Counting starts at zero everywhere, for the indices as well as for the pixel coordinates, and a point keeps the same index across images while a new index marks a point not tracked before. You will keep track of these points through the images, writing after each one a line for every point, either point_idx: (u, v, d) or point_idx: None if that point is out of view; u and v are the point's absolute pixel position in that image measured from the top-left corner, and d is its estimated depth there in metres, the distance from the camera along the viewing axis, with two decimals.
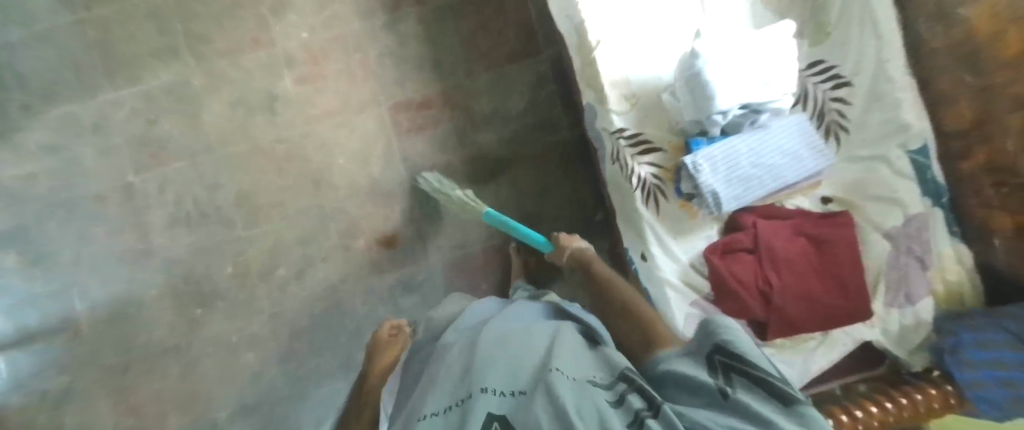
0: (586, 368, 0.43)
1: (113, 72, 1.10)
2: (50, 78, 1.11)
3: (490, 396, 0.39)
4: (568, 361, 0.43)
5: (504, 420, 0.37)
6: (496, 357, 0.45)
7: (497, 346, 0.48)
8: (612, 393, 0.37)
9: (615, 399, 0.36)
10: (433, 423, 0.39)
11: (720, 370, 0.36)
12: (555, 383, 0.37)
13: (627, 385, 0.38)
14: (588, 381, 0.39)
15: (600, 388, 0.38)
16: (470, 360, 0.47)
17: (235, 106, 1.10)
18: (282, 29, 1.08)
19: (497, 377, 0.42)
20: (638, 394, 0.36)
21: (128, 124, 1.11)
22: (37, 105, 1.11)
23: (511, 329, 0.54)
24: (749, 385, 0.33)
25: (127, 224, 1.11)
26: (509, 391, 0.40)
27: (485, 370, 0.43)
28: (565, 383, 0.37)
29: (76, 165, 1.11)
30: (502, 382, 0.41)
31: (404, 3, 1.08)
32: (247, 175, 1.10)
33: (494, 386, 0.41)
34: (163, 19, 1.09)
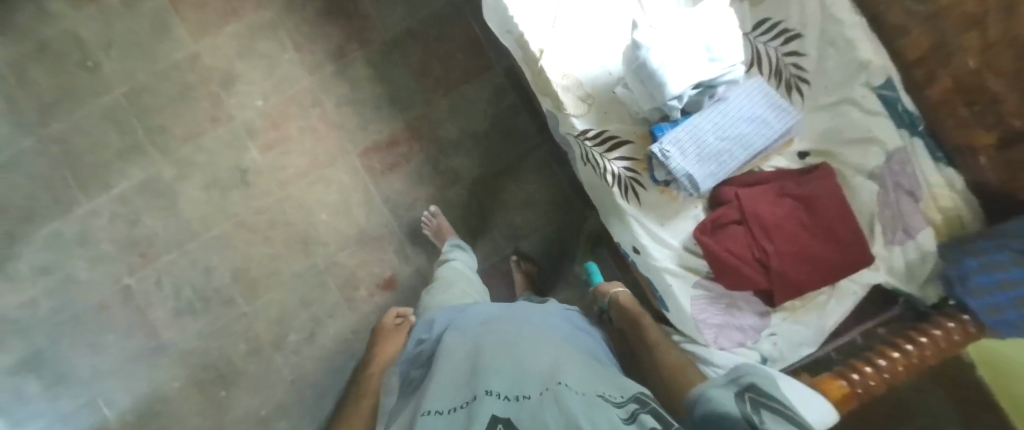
0: (593, 382, 0.45)
1: (84, 182, 1.10)
2: (25, 202, 1.10)
3: (496, 398, 0.39)
4: (572, 375, 0.44)
5: (508, 422, 0.36)
6: (500, 364, 0.45)
7: (501, 350, 0.48)
8: (625, 411, 0.40)
9: (627, 416, 0.39)
10: (437, 420, 0.38)
11: (749, 402, 0.43)
12: (564, 395, 0.38)
13: (640, 405, 0.41)
14: (595, 395, 0.41)
15: (606, 402, 0.40)
16: (475, 362, 0.47)
17: (210, 188, 1.09)
18: (236, 101, 1.08)
19: (501, 381, 0.42)
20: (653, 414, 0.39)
21: (113, 230, 1.11)
22: (19, 231, 1.10)
23: (516, 332, 0.54)
24: (773, 414, 0.41)
25: (133, 325, 1.11)
26: (513, 395, 0.40)
27: (491, 373, 0.43)
28: (573, 397, 0.38)
29: (70, 280, 1.11)
30: (506, 385, 0.41)
31: (349, 48, 1.07)
32: (237, 251, 1.10)
33: (498, 389, 0.41)
34: (122, 120, 1.09)
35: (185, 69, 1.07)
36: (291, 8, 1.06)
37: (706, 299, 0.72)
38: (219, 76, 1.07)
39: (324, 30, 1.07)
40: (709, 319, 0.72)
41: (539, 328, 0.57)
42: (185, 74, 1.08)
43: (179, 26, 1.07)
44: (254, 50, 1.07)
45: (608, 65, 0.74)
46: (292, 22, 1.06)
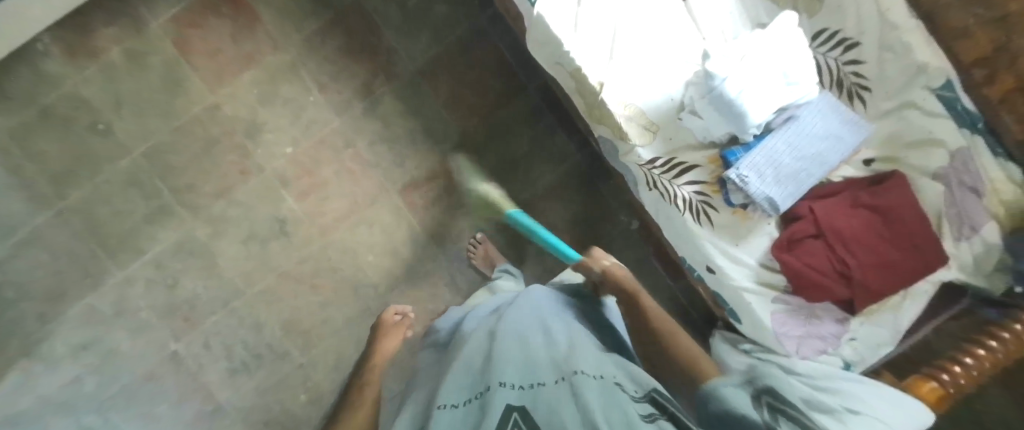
0: (605, 367, 0.47)
1: (115, 251, 1.03)
2: (52, 281, 1.02)
3: (511, 389, 0.43)
4: (585, 359, 0.47)
5: (522, 409, 0.41)
6: (517, 354, 0.50)
7: (518, 342, 0.52)
8: (640, 407, 0.41)
9: (645, 414, 0.40)
10: (455, 412, 0.44)
11: (764, 408, 0.43)
12: (574, 383, 0.42)
13: (661, 410, 0.42)
14: (609, 382, 0.44)
15: (622, 392, 0.42)
16: (490, 351, 0.52)
17: (249, 242, 1.05)
18: (265, 151, 1.04)
19: (515, 371, 0.46)
20: (675, 421, 0.40)
21: (150, 296, 1.05)
22: (51, 310, 1.02)
23: (527, 318, 0.58)
24: (792, 428, 0.41)
25: (187, 389, 1.08)
26: (528, 384, 0.44)
27: (508, 364, 0.48)
28: (587, 386, 0.41)
29: (115, 354, 1.05)
30: (520, 375, 0.46)
31: (375, 84, 1.05)
32: (285, 303, 1.07)
33: (512, 380, 0.45)
34: (144, 182, 1.02)
35: (205, 122, 1.02)
36: (312, 48, 1.03)
37: (785, 311, 0.74)
38: (243, 126, 1.03)
39: (348, 69, 1.04)
40: (790, 331, 0.74)
41: (546, 310, 0.61)
42: (206, 127, 1.02)
43: (193, 77, 1.01)
44: (277, 95, 1.03)
45: (669, 91, 0.74)
46: (314, 63, 1.03)
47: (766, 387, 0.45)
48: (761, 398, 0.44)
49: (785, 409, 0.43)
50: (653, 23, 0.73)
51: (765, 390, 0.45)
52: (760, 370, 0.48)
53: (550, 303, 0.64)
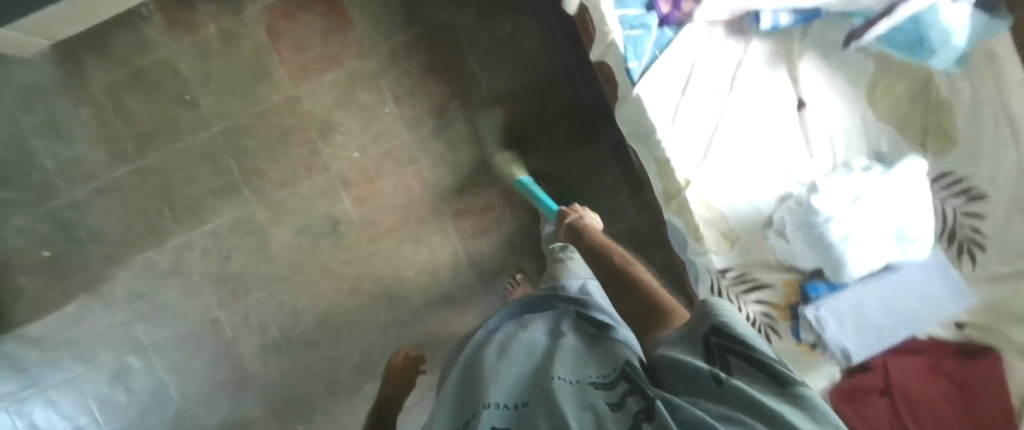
0: (585, 369, 0.38)
1: (179, 215, 1.08)
2: (119, 231, 1.08)
3: (499, 411, 0.35)
4: (568, 367, 0.38)
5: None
6: (502, 368, 0.42)
7: (501, 356, 0.44)
8: (613, 394, 0.31)
9: (614, 401, 0.30)
10: None
11: (717, 357, 0.28)
12: (551, 394, 0.33)
13: (627, 383, 0.32)
14: (584, 382, 0.35)
15: (596, 389, 0.33)
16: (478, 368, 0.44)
17: (301, 234, 1.08)
18: (332, 151, 1.05)
19: (501, 389, 0.38)
20: (639, 395, 0.29)
21: (203, 264, 1.10)
22: (114, 257, 1.09)
23: (514, 334, 0.50)
24: (750, 377, 0.26)
25: (220, 355, 1.13)
26: (511, 402, 0.36)
27: (489, 382, 0.39)
28: (564, 392, 0.33)
29: (163, 308, 1.11)
30: (505, 392, 0.37)
31: (451, 106, 1.04)
32: (324, 298, 1.10)
33: (498, 399, 0.37)
34: (217, 157, 1.05)
35: (282, 112, 1.04)
36: (396, 60, 1.02)
37: None
38: (317, 123, 1.04)
39: (428, 86, 1.03)
40: None
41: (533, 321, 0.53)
42: (282, 116, 1.04)
43: (279, 67, 1.02)
44: (354, 100, 1.03)
45: (756, 199, 0.69)
46: (395, 75, 1.03)
47: (715, 324, 0.29)
48: (711, 341, 0.29)
49: (744, 347, 0.27)
50: (759, 125, 0.68)
51: (717, 331, 0.29)
52: (701, 301, 0.31)
53: (537, 321, 0.55)
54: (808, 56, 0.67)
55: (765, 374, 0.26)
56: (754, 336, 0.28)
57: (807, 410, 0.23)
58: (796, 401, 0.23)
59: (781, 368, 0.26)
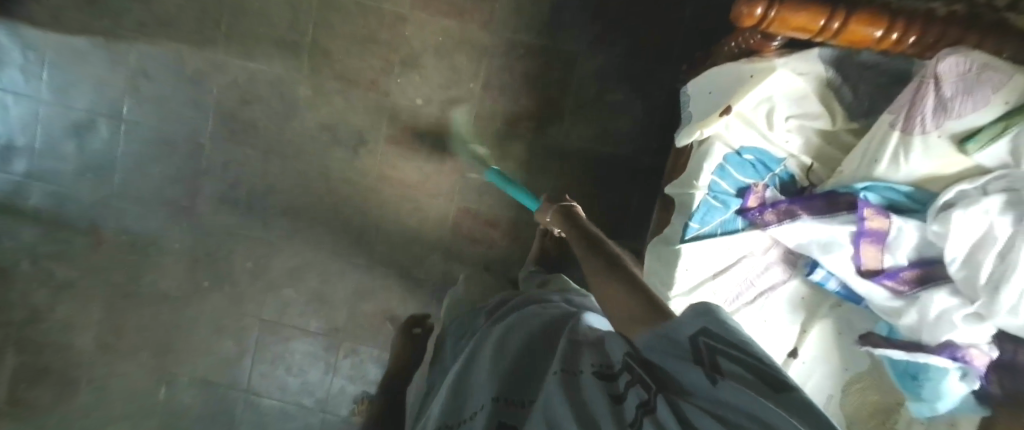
0: (591, 354, 0.34)
1: (232, 37, 1.06)
2: (170, 10, 1.05)
3: (501, 406, 0.35)
4: (570, 355, 0.35)
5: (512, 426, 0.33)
6: (501, 354, 0.41)
7: (501, 339, 0.43)
8: (615, 384, 0.28)
9: (617, 393, 0.27)
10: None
11: (704, 359, 0.24)
12: (549, 391, 0.31)
13: (631, 374, 0.28)
14: (578, 368, 0.32)
15: (594, 379, 0.30)
16: (483, 350, 0.44)
17: (325, 130, 1.08)
18: (402, 84, 1.06)
19: (504, 381, 0.38)
20: (643, 386, 0.26)
21: (223, 92, 1.08)
22: (149, 28, 1.05)
23: (513, 317, 0.49)
24: (745, 375, 0.22)
25: (181, 176, 1.10)
26: (513, 396, 0.35)
27: (486, 371, 0.39)
28: (562, 387, 0.30)
29: (161, 101, 1.08)
30: (509, 385, 0.37)
31: (523, 122, 1.06)
32: (303, 196, 1.10)
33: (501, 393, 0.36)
34: (300, 14, 1.04)
35: (385, 21, 1.03)
36: (509, 52, 1.03)
37: None
38: (405, 52, 1.04)
39: (518, 92, 1.04)
40: None
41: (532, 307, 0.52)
42: (382, 25, 1.04)
43: None
44: (450, 57, 1.04)
45: None
46: (499, 63, 1.03)
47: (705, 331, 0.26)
48: (699, 341, 0.25)
49: (732, 346, 0.24)
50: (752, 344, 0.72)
51: (705, 336, 0.26)
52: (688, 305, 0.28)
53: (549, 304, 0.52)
54: (825, 324, 0.71)
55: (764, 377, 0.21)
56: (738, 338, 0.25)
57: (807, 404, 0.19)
58: (797, 399, 0.20)
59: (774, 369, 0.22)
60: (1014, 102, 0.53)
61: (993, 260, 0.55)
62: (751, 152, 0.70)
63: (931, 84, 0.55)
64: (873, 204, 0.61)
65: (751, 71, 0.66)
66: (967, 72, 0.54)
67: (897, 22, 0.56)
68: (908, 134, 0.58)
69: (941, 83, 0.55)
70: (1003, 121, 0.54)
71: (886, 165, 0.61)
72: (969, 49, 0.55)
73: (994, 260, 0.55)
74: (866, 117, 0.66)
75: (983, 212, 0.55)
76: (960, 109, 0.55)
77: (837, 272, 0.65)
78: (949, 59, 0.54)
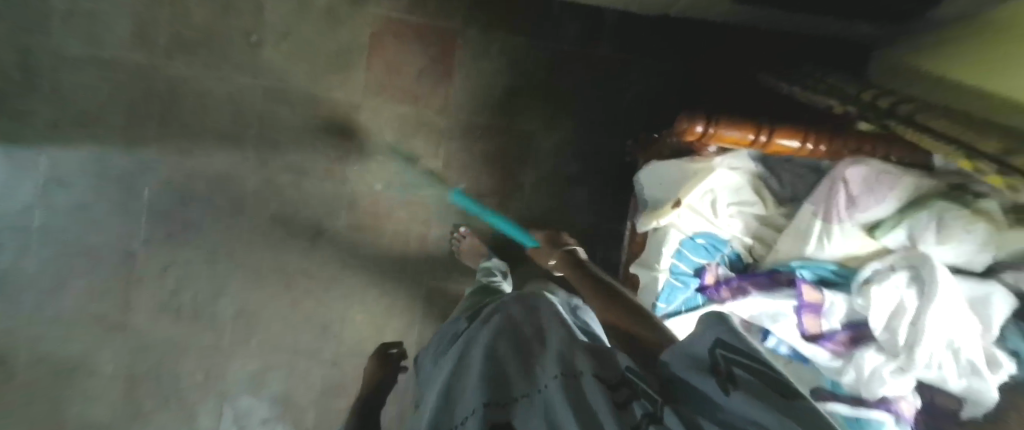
0: (579, 361, 0.40)
1: (165, 133, 0.99)
2: (89, 110, 0.96)
3: (492, 409, 0.40)
4: (557, 361, 0.41)
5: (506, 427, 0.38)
6: (497, 363, 0.46)
7: (489, 343, 0.49)
8: (613, 395, 0.34)
9: (618, 402, 0.33)
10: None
11: (720, 369, 0.32)
12: (548, 395, 0.37)
13: (632, 389, 0.35)
14: (579, 373, 0.38)
15: (593, 383, 0.36)
16: (479, 352, 0.49)
17: (279, 224, 1.04)
18: (359, 171, 1.05)
19: (499, 385, 0.43)
20: (647, 397, 0.33)
21: (158, 194, 1.00)
22: (64, 130, 0.96)
23: (501, 317, 0.55)
24: (751, 382, 0.29)
25: (110, 290, 1.00)
26: (502, 398, 0.41)
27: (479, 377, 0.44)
28: (557, 393, 0.37)
29: (81, 210, 0.98)
30: (506, 388, 0.42)
31: (486, 199, 1.09)
32: (259, 294, 1.05)
33: (495, 396, 0.42)
34: (243, 107, 1.00)
35: (338, 110, 1.03)
36: (466, 134, 1.07)
37: None
38: (361, 139, 1.04)
39: (478, 171, 1.08)
40: None
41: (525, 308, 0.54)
42: (334, 114, 1.03)
43: (360, 71, 1.02)
44: (408, 141, 1.05)
45: None
46: (458, 146, 1.07)
47: (719, 341, 0.34)
48: (717, 352, 0.33)
49: (742, 354, 0.32)
50: None
51: (721, 345, 0.33)
52: (703, 318, 0.36)
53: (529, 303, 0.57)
54: None
55: (765, 382, 0.28)
56: (748, 346, 0.32)
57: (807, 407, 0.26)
58: (797, 401, 0.26)
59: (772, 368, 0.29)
60: (906, 198, 0.65)
61: (906, 326, 0.67)
62: (702, 236, 0.78)
63: (842, 185, 0.67)
64: (808, 280, 0.72)
65: (694, 169, 0.76)
66: (869, 175, 0.66)
67: (811, 135, 0.66)
68: (829, 223, 0.69)
69: (849, 185, 0.66)
70: (898, 214, 0.66)
71: (813, 248, 0.71)
72: (867, 158, 0.66)
73: (908, 326, 0.67)
74: (792, 203, 0.78)
75: (894, 287, 0.67)
76: (867, 203, 0.66)
77: (786, 339, 0.75)
78: (853, 167, 0.66)
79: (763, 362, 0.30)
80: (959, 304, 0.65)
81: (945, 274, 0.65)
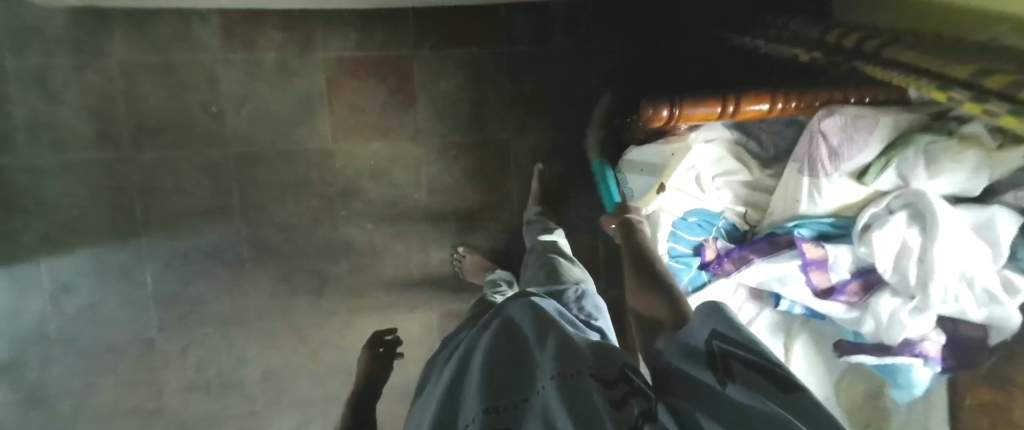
0: (580, 360, 0.38)
1: (152, 221, 1.01)
2: (76, 216, 0.98)
3: (491, 415, 0.38)
4: (558, 361, 0.39)
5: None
6: (501, 369, 0.44)
7: (491, 346, 0.47)
8: (612, 393, 0.32)
9: (617, 401, 0.31)
10: None
11: (717, 361, 0.33)
12: (548, 396, 0.35)
13: (632, 388, 0.32)
14: (578, 373, 0.36)
15: (594, 385, 0.34)
16: (481, 354, 0.47)
17: (281, 284, 1.05)
18: (347, 215, 1.05)
19: (500, 390, 0.41)
20: (643, 396, 0.31)
21: (160, 280, 1.02)
22: (57, 239, 0.98)
23: (504, 318, 0.53)
24: (746, 373, 0.29)
25: (138, 381, 1.04)
26: (502, 403, 0.39)
27: (479, 381, 0.42)
28: (555, 395, 0.35)
29: (92, 313, 1.01)
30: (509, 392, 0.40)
31: (477, 214, 1.09)
32: (279, 355, 1.07)
33: (495, 402, 0.39)
34: (220, 179, 1.01)
35: (313, 160, 1.03)
36: (443, 155, 1.06)
37: None
38: (342, 184, 1.04)
39: (463, 188, 1.08)
40: None
41: (527, 306, 0.53)
42: (309, 164, 1.03)
43: (325, 117, 1.02)
44: (388, 175, 1.05)
45: None
46: (437, 168, 1.06)
47: (715, 331, 0.36)
48: (714, 346, 0.34)
49: (738, 349, 0.33)
50: None
51: (717, 336, 0.35)
52: (707, 312, 0.37)
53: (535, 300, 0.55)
54: (803, 339, 0.80)
55: (761, 369, 0.29)
56: (744, 338, 0.33)
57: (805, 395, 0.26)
58: (792, 391, 0.27)
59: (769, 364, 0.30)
60: (888, 138, 0.63)
61: (915, 265, 0.65)
62: (694, 214, 0.77)
63: (821, 138, 0.65)
64: (808, 239, 0.70)
65: (671, 149, 0.75)
66: (845, 124, 0.64)
67: (777, 95, 0.65)
68: (816, 177, 0.67)
69: (827, 137, 0.65)
70: (884, 155, 0.64)
71: (806, 204, 0.70)
72: (840, 107, 0.64)
73: (916, 264, 0.65)
74: (777, 164, 0.76)
75: (896, 230, 0.65)
76: (849, 153, 0.64)
77: (798, 299, 0.75)
78: (828, 117, 0.65)
79: (760, 355, 0.31)
80: (965, 233, 0.63)
81: (944, 206, 0.63)
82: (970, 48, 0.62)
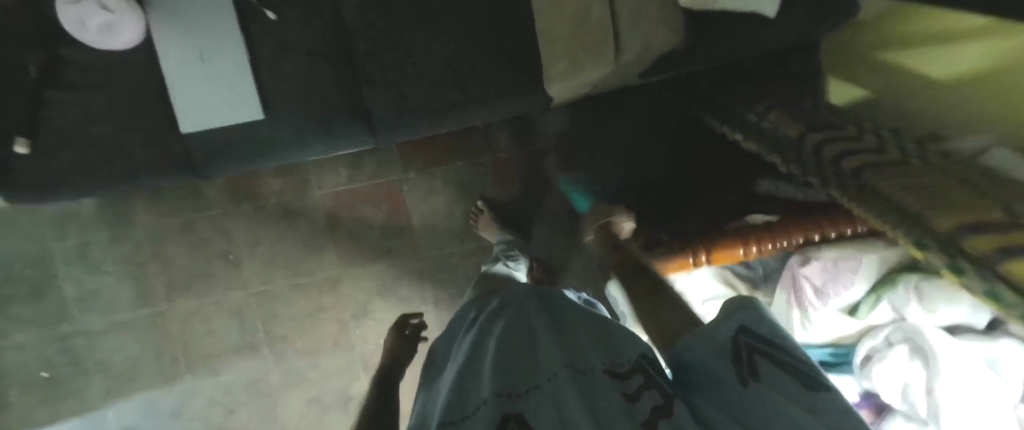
0: (586, 354, 0.41)
1: (193, 362, 1.09)
2: (129, 365, 1.08)
3: (503, 398, 0.35)
4: (570, 356, 0.40)
5: (520, 420, 0.34)
6: (512, 351, 0.42)
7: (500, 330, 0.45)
8: (626, 385, 0.36)
9: (629, 392, 0.35)
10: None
11: (744, 356, 0.37)
12: (558, 390, 0.36)
13: (645, 378, 0.37)
14: (586, 369, 0.38)
15: (607, 378, 0.37)
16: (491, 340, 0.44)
17: (311, 403, 1.12)
18: (362, 333, 1.11)
19: (507, 373, 0.39)
20: (659, 392, 0.35)
21: (206, 413, 1.10)
22: (116, 388, 1.08)
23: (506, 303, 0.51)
24: (779, 372, 0.35)
25: None
26: (514, 389, 0.37)
27: (492, 368, 0.39)
28: (575, 389, 0.35)
29: None
30: (519, 378, 0.39)
31: None
32: None
33: (505, 387, 0.37)
34: (245, 317, 1.08)
35: (323, 288, 1.09)
36: (443, 265, 1.10)
37: None
38: (354, 306, 1.10)
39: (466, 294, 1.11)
40: None
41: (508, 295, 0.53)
42: (321, 293, 1.09)
43: (330, 248, 1.07)
44: (395, 292, 1.10)
45: None
46: (439, 279, 1.10)
47: (740, 326, 0.39)
48: (740, 340, 0.38)
49: (769, 345, 0.37)
50: None
51: (743, 330, 0.39)
52: (735, 306, 0.41)
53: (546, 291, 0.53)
54: None
55: (793, 371, 0.34)
56: (771, 334, 0.37)
57: (826, 393, 0.32)
58: (820, 387, 0.33)
59: (797, 363, 0.35)
60: (874, 277, 0.62)
61: (924, 396, 0.60)
62: None
63: (803, 279, 0.64)
64: None
65: None
66: (826, 264, 0.63)
67: (749, 241, 0.65)
68: (804, 310, 0.65)
69: (808, 277, 0.64)
70: (872, 292, 0.62)
71: (801, 332, 0.67)
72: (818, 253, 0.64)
73: (925, 396, 0.60)
74: (767, 284, 0.74)
75: (896, 363, 0.61)
76: (834, 290, 0.62)
77: None
78: (808, 263, 0.65)
79: (792, 357, 0.36)
80: (976, 367, 0.58)
81: (948, 340, 0.59)
82: (941, 176, 0.59)
